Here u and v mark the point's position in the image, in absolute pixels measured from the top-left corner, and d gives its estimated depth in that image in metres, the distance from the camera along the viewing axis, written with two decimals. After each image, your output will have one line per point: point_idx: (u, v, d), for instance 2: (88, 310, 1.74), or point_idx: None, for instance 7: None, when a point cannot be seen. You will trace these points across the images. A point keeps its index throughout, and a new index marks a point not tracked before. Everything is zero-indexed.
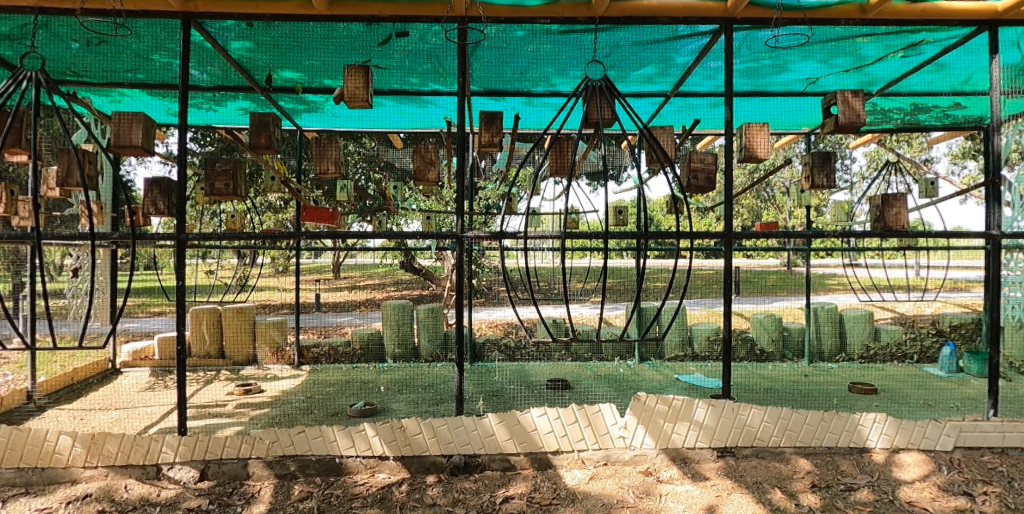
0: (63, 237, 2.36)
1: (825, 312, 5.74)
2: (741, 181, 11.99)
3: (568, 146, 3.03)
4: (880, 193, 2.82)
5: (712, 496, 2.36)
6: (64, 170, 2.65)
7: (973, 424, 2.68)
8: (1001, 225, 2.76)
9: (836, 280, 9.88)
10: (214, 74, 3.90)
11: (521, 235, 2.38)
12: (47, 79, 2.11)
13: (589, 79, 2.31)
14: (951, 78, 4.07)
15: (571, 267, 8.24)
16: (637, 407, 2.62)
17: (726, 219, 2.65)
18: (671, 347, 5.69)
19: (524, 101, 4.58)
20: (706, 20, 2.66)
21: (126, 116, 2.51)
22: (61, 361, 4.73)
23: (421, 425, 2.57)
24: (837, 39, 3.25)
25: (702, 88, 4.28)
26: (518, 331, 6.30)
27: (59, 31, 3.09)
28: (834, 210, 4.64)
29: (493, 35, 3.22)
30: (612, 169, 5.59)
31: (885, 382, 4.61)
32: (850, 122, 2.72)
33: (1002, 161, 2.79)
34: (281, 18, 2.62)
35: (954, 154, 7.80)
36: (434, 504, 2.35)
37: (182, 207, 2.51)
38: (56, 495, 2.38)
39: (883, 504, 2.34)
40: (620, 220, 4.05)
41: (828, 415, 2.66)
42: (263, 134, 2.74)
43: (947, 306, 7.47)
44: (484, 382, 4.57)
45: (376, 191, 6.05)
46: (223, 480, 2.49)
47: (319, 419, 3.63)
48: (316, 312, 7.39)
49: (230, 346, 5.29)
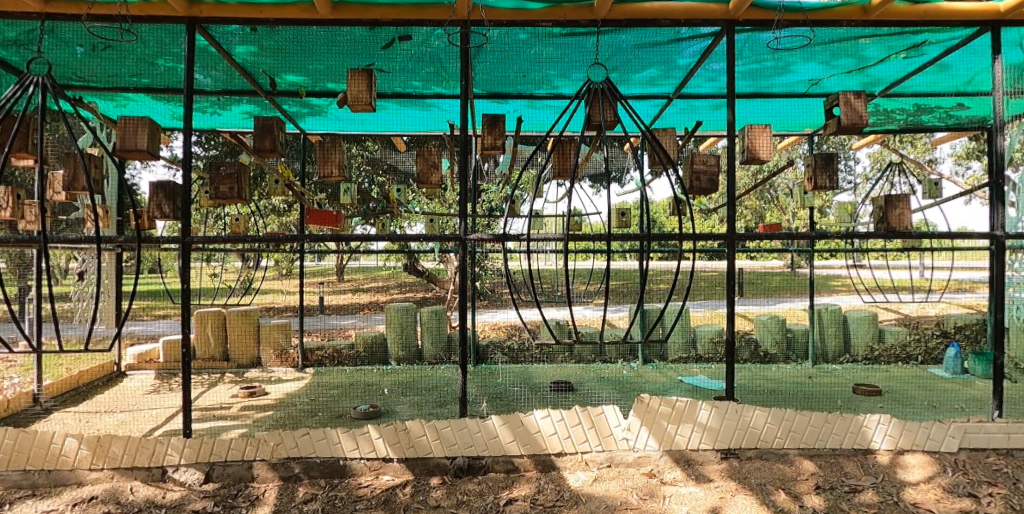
0: (69, 240, 2.36)
1: (828, 313, 5.74)
2: (745, 182, 12.01)
3: (572, 148, 3.02)
4: (883, 193, 2.81)
5: (716, 498, 2.36)
6: (71, 174, 2.66)
7: (978, 425, 2.68)
8: (1005, 226, 2.75)
9: (841, 280, 9.89)
10: (218, 78, 3.93)
11: (523, 237, 2.36)
12: (54, 83, 2.13)
13: (591, 81, 2.30)
14: (953, 78, 4.06)
15: (574, 269, 8.27)
16: (641, 408, 2.64)
17: (729, 221, 2.62)
18: (674, 350, 5.70)
19: (527, 103, 4.59)
20: (708, 22, 2.66)
21: (132, 120, 2.53)
22: (67, 364, 4.76)
23: (425, 426, 2.59)
24: (840, 40, 3.25)
25: (704, 90, 4.29)
26: (522, 333, 6.33)
27: (65, 36, 3.12)
28: (838, 211, 4.66)
29: (496, 38, 3.24)
30: (615, 171, 5.61)
31: (890, 383, 4.60)
32: (853, 123, 2.71)
33: (1006, 161, 2.78)
34: (285, 23, 2.63)
35: (958, 154, 7.80)
36: (438, 506, 2.35)
37: (187, 210, 2.51)
38: (63, 497, 2.39)
39: (887, 505, 2.33)
40: (624, 222, 4.10)
41: (832, 417, 2.67)
42: (267, 137, 2.75)
43: (952, 307, 7.45)
44: (487, 384, 4.58)
45: (380, 193, 6.10)
46: (229, 482, 2.49)
47: (324, 420, 3.67)
48: (320, 314, 7.41)
49: (235, 348, 5.31)
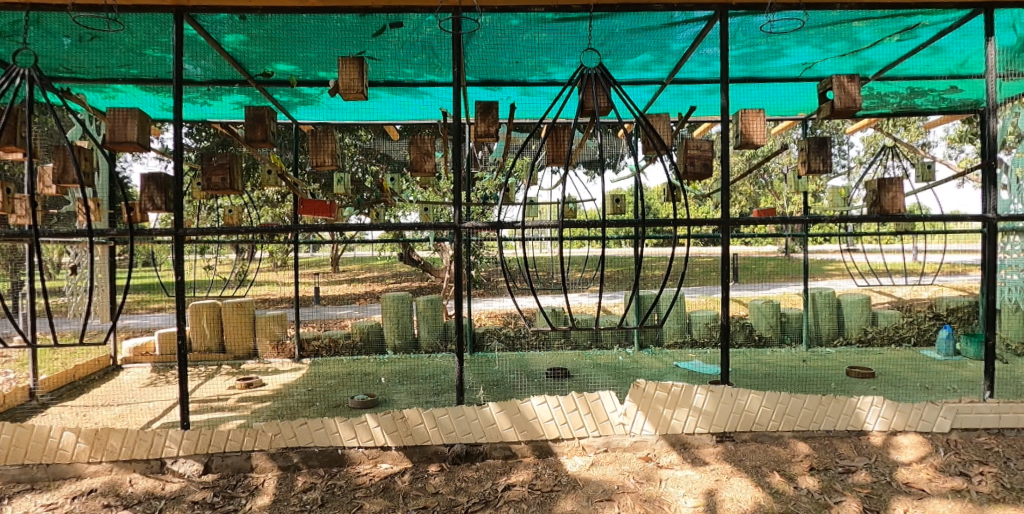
0: (61, 234, 2.33)
1: (822, 297, 5.73)
2: (739, 168, 12.05)
3: (566, 133, 2.93)
4: (876, 177, 2.81)
5: (712, 481, 2.39)
6: (60, 167, 2.62)
7: (969, 406, 2.71)
8: (997, 208, 2.74)
9: (835, 265, 9.99)
10: (208, 68, 3.89)
11: (519, 224, 2.33)
12: (41, 75, 2.09)
13: (584, 67, 2.29)
14: (947, 61, 4.05)
15: (569, 256, 8.31)
16: (636, 394, 2.64)
17: (723, 205, 2.60)
18: (669, 334, 5.74)
19: (521, 90, 4.57)
20: (702, 6, 2.64)
21: (121, 112, 2.48)
22: (62, 359, 4.74)
23: (422, 415, 2.60)
24: (834, 23, 3.24)
25: (698, 75, 4.29)
26: (518, 321, 6.36)
27: (51, 27, 3.07)
28: (832, 195, 4.65)
29: (488, 24, 3.22)
30: (609, 157, 5.63)
31: (883, 366, 4.65)
32: (846, 107, 2.71)
33: (999, 144, 2.77)
34: (273, 11, 2.58)
35: (951, 138, 7.85)
36: (437, 492, 2.37)
37: (180, 202, 2.48)
38: (62, 491, 2.40)
39: (880, 486, 2.36)
40: (617, 209, 4.06)
41: (826, 399, 2.68)
42: (258, 128, 2.72)
43: (945, 290, 7.53)
44: (485, 372, 4.60)
45: (373, 183, 6.10)
46: (228, 473, 2.50)
47: (322, 410, 3.68)
48: (316, 305, 7.40)
49: (231, 340, 5.30)
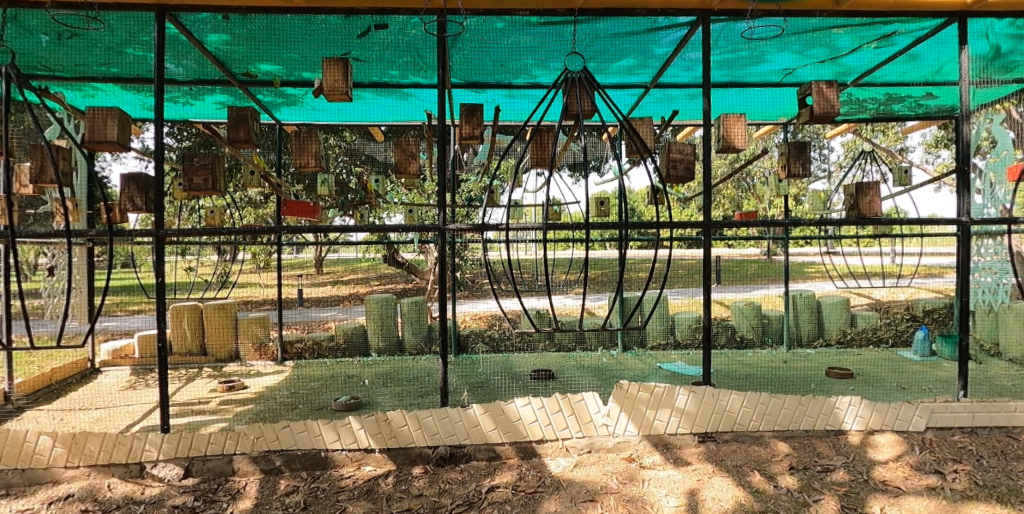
0: (36, 234, 2.29)
1: (802, 300, 5.84)
2: (721, 172, 12.22)
3: (550, 137, 2.95)
4: (853, 181, 2.86)
5: (693, 480, 2.42)
6: (38, 166, 2.58)
7: (944, 405, 2.78)
8: (970, 212, 2.81)
9: (815, 268, 10.16)
10: (190, 67, 3.87)
11: (503, 227, 2.31)
12: (18, 73, 2.06)
13: (568, 71, 2.32)
14: (923, 67, 4.15)
15: (553, 258, 8.34)
16: (620, 394, 2.67)
17: (705, 208, 2.63)
18: (653, 336, 5.79)
19: (506, 93, 4.58)
20: (684, 12, 2.67)
21: (100, 111, 2.45)
22: (38, 362, 4.64)
23: (406, 416, 2.60)
24: (814, 30, 3.31)
25: (681, 79, 4.34)
26: (502, 323, 6.37)
27: (29, 24, 3.02)
28: (812, 199, 4.72)
29: (473, 26, 3.23)
30: (593, 160, 5.70)
31: (861, 366, 4.74)
32: (824, 112, 2.76)
33: (972, 149, 2.84)
34: (256, 11, 2.56)
35: (928, 143, 8.01)
36: (421, 494, 2.37)
37: (160, 203, 2.45)
38: (38, 496, 2.35)
39: (858, 484, 2.40)
40: (602, 211, 4.09)
41: (805, 399, 2.73)
42: (241, 128, 2.70)
43: (921, 292, 7.70)
44: (469, 374, 4.60)
45: (357, 183, 6.08)
46: (209, 476, 2.48)
47: (304, 413, 3.66)
48: (299, 307, 7.36)
49: (212, 342, 5.24)
